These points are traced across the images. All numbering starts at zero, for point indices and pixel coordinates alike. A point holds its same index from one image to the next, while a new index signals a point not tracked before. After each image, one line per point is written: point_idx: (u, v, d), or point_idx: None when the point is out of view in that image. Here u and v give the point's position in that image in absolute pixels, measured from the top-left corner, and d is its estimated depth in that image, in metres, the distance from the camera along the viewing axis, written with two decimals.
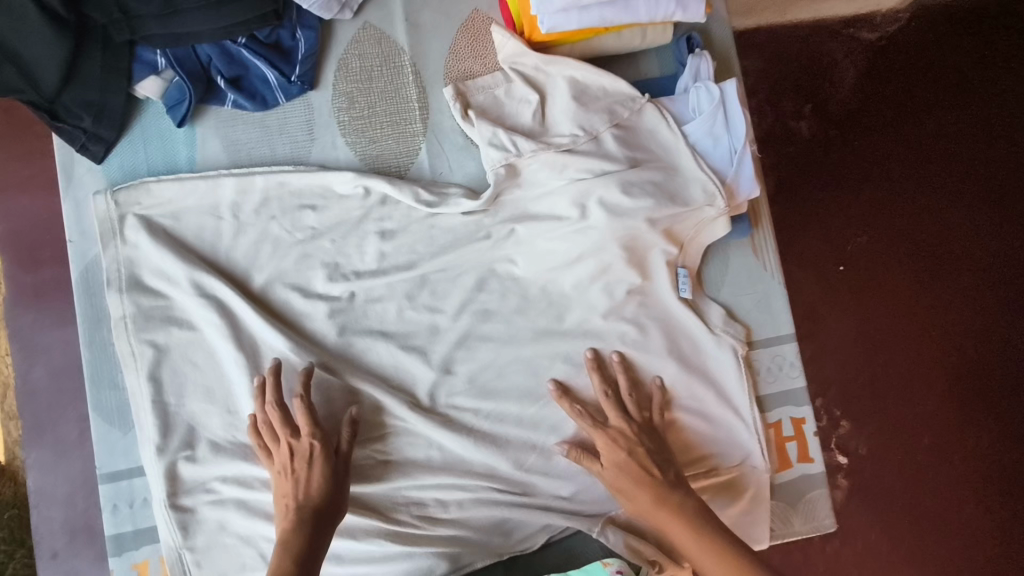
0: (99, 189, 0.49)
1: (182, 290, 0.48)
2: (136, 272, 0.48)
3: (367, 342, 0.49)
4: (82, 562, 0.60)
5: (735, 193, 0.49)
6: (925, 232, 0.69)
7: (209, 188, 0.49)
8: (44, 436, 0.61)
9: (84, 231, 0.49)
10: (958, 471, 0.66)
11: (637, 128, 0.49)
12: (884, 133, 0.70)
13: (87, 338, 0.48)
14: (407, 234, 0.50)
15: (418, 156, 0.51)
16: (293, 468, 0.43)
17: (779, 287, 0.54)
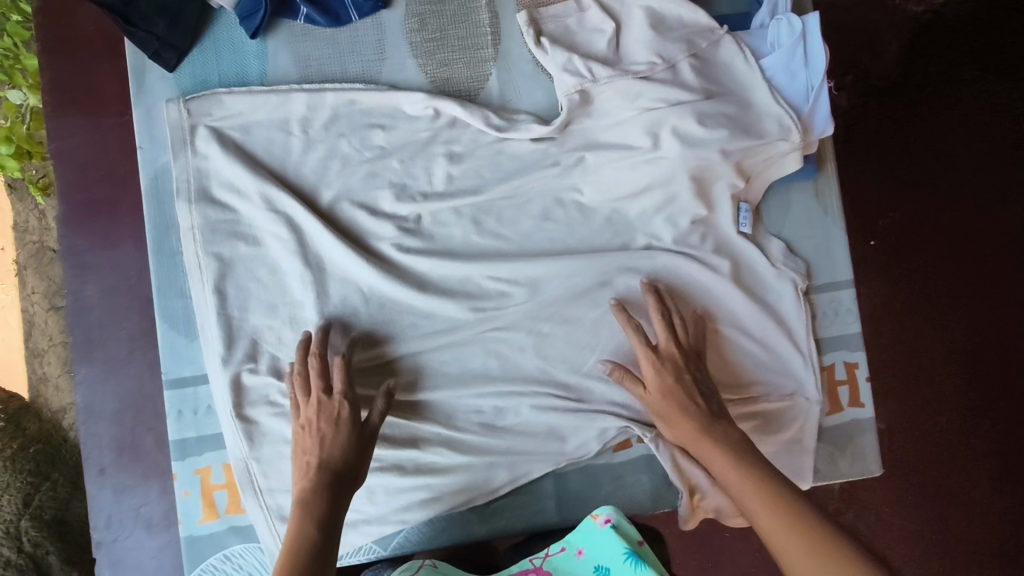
0: (171, 97, 0.49)
1: (250, 202, 0.48)
2: (205, 183, 0.48)
3: (432, 265, 0.49)
4: (129, 475, 0.62)
5: (809, 129, 0.49)
6: (955, 214, 0.79)
7: (280, 102, 0.49)
8: (95, 352, 0.62)
9: (154, 139, 0.49)
10: (965, 440, 0.77)
11: (714, 60, 0.48)
12: (921, 115, 0.79)
13: (155, 246, 0.48)
14: (475, 158, 0.50)
15: (488, 81, 0.51)
16: (318, 425, 0.43)
17: (839, 231, 0.53)
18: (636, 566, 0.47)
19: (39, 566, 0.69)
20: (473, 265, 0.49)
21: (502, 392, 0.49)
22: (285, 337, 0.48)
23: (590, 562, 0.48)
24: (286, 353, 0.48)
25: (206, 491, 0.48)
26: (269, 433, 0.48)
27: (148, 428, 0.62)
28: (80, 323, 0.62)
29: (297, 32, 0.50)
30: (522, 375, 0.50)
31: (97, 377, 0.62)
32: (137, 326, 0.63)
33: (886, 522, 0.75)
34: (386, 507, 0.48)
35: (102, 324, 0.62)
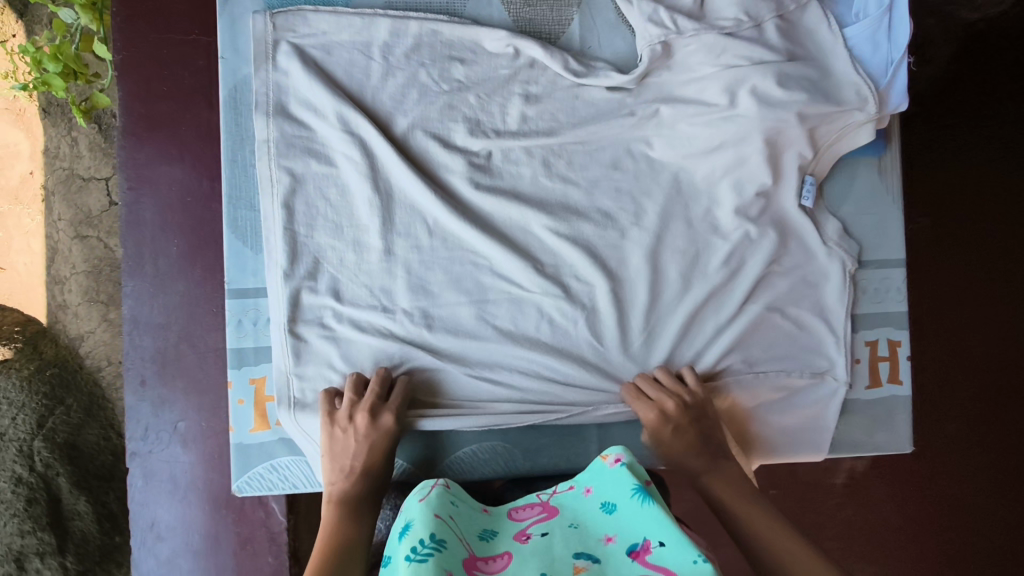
0: (257, 10, 0.49)
1: (326, 121, 0.48)
2: (283, 98, 0.48)
3: (501, 202, 0.49)
4: (167, 390, 0.63)
5: (885, 102, 0.49)
6: (992, 221, 0.79)
7: (364, 26, 0.49)
8: (146, 266, 0.63)
9: (237, 50, 0.49)
10: (974, 450, 0.78)
11: (798, 24, 0.49)
12: (967, 117, 0.80)
13: (230, 155, 0.49)
14: (551, 101, 0.50)
15: (570, 26, 0.51)
16: (363, 441, 0.45)
17: (898, 210, 0.54)
18: (642, 502, 0.37)
19: (49, 485, 0.78)
20: (539, 207, 0.49)
21: (555, 336, 0.49)
22: (348, 256, 0.48)
23: (597, 499, 0.39)
24: (345, 273, 0.48)
25: (258, 401, 0.49)
26: (318, 351, 0.48)
27: (192, 346, 0.63)
28: (133, 235, 0.63)
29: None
30: (576, 322, 0.49)
31: (147, 291, 0.63)
32: (188, 244, 0.64)
33: (883, 525, 0.78)
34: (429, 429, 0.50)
35: (155, 239, 0.63)
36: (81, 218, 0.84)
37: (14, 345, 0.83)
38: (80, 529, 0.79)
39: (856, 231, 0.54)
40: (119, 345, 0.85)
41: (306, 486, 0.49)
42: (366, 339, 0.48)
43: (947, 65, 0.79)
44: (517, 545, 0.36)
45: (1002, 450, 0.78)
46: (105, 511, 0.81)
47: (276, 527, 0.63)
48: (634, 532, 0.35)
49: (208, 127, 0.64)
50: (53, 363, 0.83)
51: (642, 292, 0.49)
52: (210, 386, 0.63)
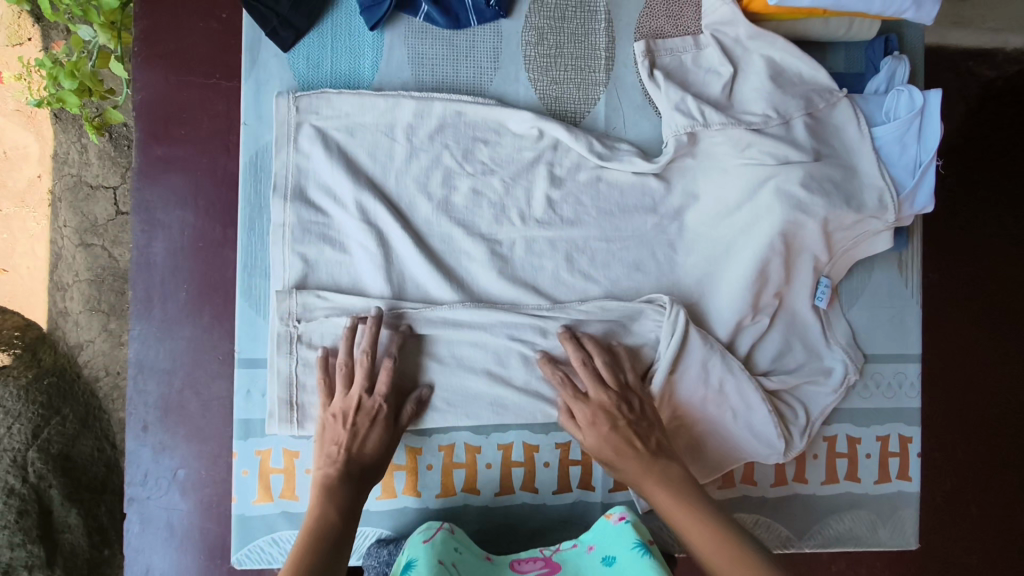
0: (282, 90, 0.49)
1: (345, 209, 0.47)
2: (302, 182, 0.48)
3: (518, 296, 0.49)
4: (168, 436, 0.63)
5: (905, 207, 0.49)
6: (1001, 284, 0.78)
7: (387, 108, 0.49)
8: (154, 310, 0.63)
9: (261, 116, 0.49)
10: (972, 520, 0.76)
11: (827, 121, 0.49)
12: (983, 179, 0.79)
13: (249, 225, 0.48)
14: (573, 182, 0.50)
15: (596, 106, 0.51)
16: (354, 421, 0.44)
17: (916, 306, 0.54)
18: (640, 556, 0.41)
19: (41, 497, 0.74)
20: (555, 293, 0.49)
21: None
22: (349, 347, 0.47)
23: (597, 555, 0.43)
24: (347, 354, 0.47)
25: (263, 473, 0.48)
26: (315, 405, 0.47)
27: (196, 392, 0.63)
28: (143, 277, 0.63)
29: (413, 31, 0.50)
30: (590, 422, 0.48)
31: (153, 335, 0.63)
32: (196, 289, 0.63)
33: None
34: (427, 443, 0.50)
35: (164, 283, 0.63)
36: (87, 226, 0.82)
37: (13, 350, 0.80)
38: (70, 542, 0.76)
39: (872, 325, 0.53)
40: (119, 356, 0.83)
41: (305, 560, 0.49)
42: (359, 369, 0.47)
43: (961, 123, 0.79)
44: None
45: (999, 519, 0.76)
46: (96, 524, 0.78)
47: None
48: None
49: (223, 173, 0.64)
50: (52, 373, 0.80)
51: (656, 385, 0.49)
52: (213, 433, 0.63)
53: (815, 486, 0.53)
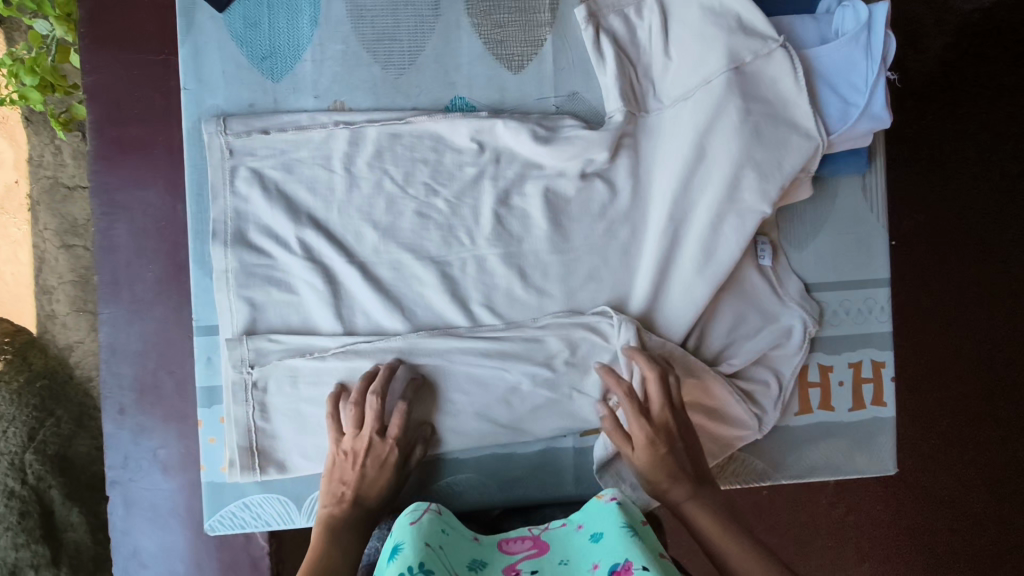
0: (207, 118, 0.48)
1: (289, 249, 0.47)
2: (242, 227, 0.47)
3: (473, 253, 0.49)
4: (146, 418, 0.63)
5: (863, 123, 0.48)
6: (980, 222, 0.79)
7: (323, 140, 0.48)
8: (121, 293, 0.62)
9: (201, 81, 0.48)
10: (969, 453, 0.80)
11: (760, 74, 0.48)
12: (966, 105, 0.78)
13: (193, 192, 0.48)
14: (518, 142, 0.49)
15: (542, 47, 0.51)
16: (362, 462, 0.45)
17: (882, 228, 0.53)
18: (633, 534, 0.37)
19: (41, 498, 0.74)
20: (508, 243, 0.49)
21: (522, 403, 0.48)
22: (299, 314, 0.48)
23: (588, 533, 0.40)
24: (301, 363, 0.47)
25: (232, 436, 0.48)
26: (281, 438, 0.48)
27: (169, 372, 0.63)
28: (108, 262, 0.62)
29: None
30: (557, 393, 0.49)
31: (123, 317, 0.62)
32: (163, 270, 0.63)
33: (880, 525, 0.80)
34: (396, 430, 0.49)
35: (131, 266, 0.63)
36: (66, 226, 0.81)
37: (3, 355, 0.78)
38: (74, 540, 0.75)
39: (837, 253, 0.53)
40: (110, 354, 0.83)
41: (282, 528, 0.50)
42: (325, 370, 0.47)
43: (942, 56, 0.78)
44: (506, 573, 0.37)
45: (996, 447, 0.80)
46: (99, 521, 0.77)
47: (257, 551, 0.63)
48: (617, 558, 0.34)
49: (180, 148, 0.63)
50: (41, 374, 0.79)
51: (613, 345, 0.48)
52: (190, 412, 0.63)
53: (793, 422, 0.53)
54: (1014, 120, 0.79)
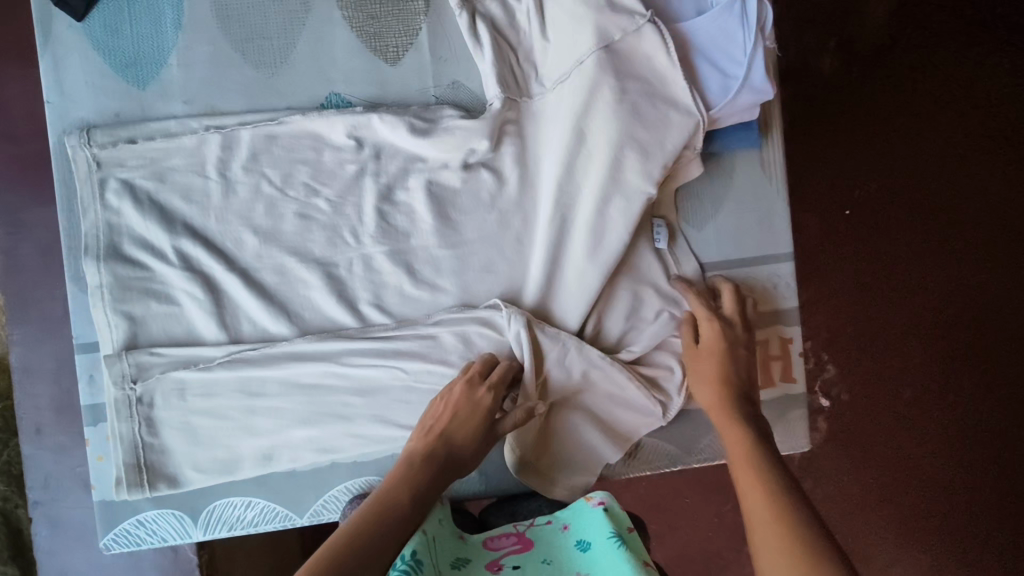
0: (66, 128, 0.69)
1: (168, 261, 0.67)
2: (117, 240, 0.67)
3: (275, 226, 0.68)
4: (56, 430, 0.73)
5: (750, 83, 0.67)
6: (907, 206, 1.21)
7: (195, 149, 0.68)
8: (30, 311, 0.73)
9: (64, 94, 0.70)
10: (929, 412, 1.20)
11: (637, 49, 0.66)
12: (919, 89, 1.21)
13: (66, 212, 0.68)
14: (386, 162, 0.70)
15: (416, 40, 0.73)
16: (458, 408, 0.63)
17: (782, 207, 0.74)
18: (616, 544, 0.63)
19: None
20: (386, 231, 0.69)
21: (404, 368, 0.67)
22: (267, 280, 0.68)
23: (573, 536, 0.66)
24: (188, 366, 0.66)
25: None
26: (170, 445, 0.67)
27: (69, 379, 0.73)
28: (15, 281, 0.73)
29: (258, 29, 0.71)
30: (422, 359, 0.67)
31: (32, 335, 0.73)
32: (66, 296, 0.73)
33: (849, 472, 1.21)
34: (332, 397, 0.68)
35: (30, 288, 0.73)
36: None
37: None
38: None
39: (743, 235, 0.73)
40: None
41: (180, 539, 0.69)
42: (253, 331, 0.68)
43: (881, 36, 1.21)
44: None
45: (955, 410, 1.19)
46: None
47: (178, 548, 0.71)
48: None
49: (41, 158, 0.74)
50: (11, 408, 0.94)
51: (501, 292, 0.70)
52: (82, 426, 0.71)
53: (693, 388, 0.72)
54: (952, 97, 1.21)
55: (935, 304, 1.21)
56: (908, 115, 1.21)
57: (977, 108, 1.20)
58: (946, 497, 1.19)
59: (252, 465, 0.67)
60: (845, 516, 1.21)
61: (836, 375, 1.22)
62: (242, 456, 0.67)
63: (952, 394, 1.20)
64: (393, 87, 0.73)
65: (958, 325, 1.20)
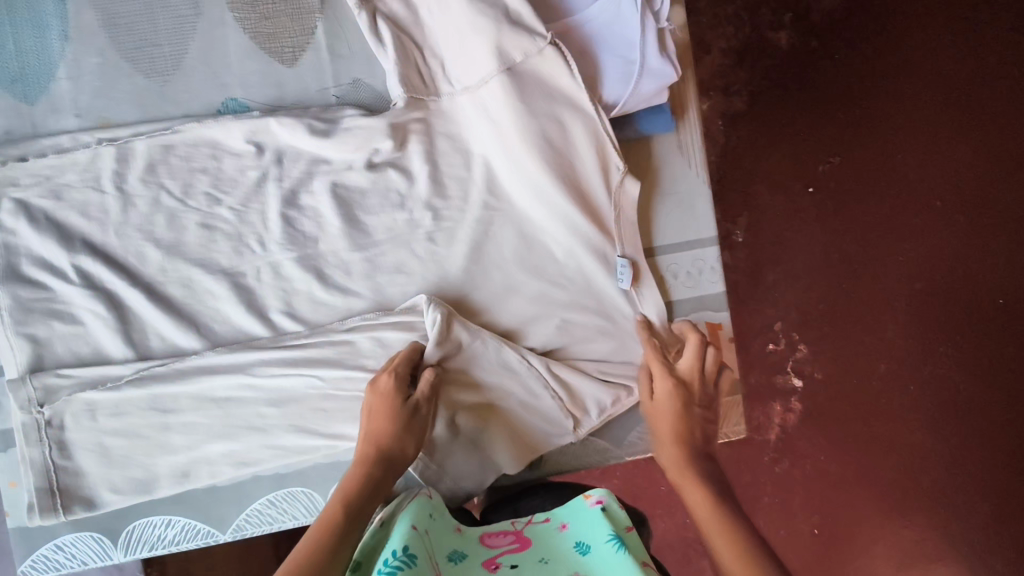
0: None
1: (68, 278, 0.84)
2: (17, 263, 0.84)
3: (188, 226, 0.87)
4: None
5: (662, 78, 0.92)
6: (879, 180, 1.36)
7: (92, 166, 0.87)
8: None
9: None
10: (900, 372, 1.32)
11: (542, 65, 0.89)
12: (876, 70, 1.37)
13: None
14: (293, 174, 0.90)
15: (307, 52, 0.95)
16: (375, 406, 0.77)
17: (702, 192, 1.00)
18: (615, 549, 0.72)
19: None
20: (287, 228, 0.88)
21: (307, 361, 0.84)
22: (181, 289, 0.86)
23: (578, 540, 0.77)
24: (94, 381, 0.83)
25: None
26: (83, 466, 0.83)
27: None
28: None
29: (147, 39, 0.92)
30: (336, 350, 0.84)
31: None
32: None
33: (837, 450, 1.31)
34: (281, 407, 0.84)
35: None
36: None
37: None
38: None
39: (679, 237, 0.99)
40: None
41: (99, 559, 0.88)
42: (159, 329, 0.85)
43: (832, 7, 1.37)
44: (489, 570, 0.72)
45: (919, 371, 1.32)
46: None
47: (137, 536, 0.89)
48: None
49: None
50: None
51: (415, 275, 0.90)
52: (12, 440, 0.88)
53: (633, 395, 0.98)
54: (918, 76, 1.37)
55: (902, 287, 1.33)
56: (861, 101, 1.36)
57: (934, 85, 1.37)
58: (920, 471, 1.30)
59: (169, 479, 0.84)
60: (838, 491, 1.31)
61: (813, 352, 1.33)
62: (155, 455, 0.84)
63: (923, 374, 1.32)
64: (291, 88, 0.95)
65: (926, 305, 1.32)
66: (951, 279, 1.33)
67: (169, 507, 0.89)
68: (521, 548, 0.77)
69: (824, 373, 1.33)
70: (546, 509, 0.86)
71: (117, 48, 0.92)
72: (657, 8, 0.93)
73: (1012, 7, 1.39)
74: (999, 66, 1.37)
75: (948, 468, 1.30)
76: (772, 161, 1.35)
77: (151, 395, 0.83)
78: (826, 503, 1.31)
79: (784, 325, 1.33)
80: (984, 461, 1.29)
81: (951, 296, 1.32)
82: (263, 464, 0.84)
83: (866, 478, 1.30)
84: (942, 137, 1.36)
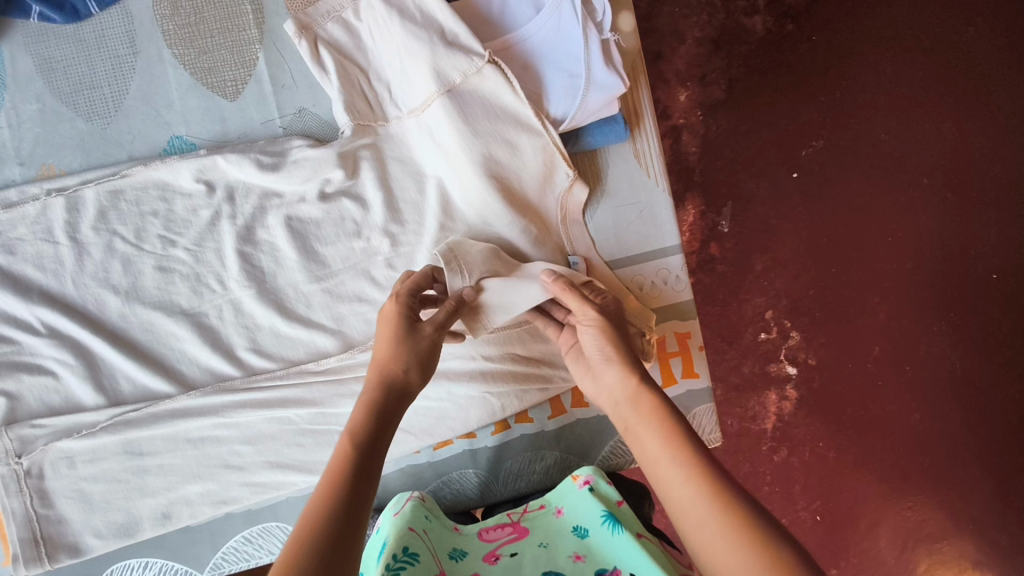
0: None
1: (36, 331, 0.89)
2: None
3: (157, 295, 0.92)
4: None
5: (614, 90, 0.91)
6: (856, 178, 1.59)
7: (47, 220, 0.91)
8: None
9: None
10: (926, 357, 1.57)
11: (478, 82, 0.90)
12: (851, 18, 1.61)
13: None
14: (199, 216, 0.94)
15: (249, 85, 0.98)
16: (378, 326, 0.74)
17: (662, 198, 1.01)
18: (608, 529, 0.77)
19: None
20: (241, 263, 0.93)
21: (266, 396, 0.90)
22: (140, 327, 0.91)
23: (567, 521, 0.83)
24: (79, 434, 0.88)
25: None
26: (64, 513, 0.89)
27: None
28: None
29: (86, 81, 0.95)
30: (279, 377, 0.92)
31: None
32: None
33: (815, 427, 1.56)
34: (237, 424, 0.91)
35: None
36: None
37: None
38: None
39: (626, 243, 1.01)
40: None
41: None
42: (98, 365, 0.90)
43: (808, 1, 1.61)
44: (494, 563, 0.78)
45: (947, 357, 1.57)
46: None
47: (199, 541, 0.95)
48: (607, 564, 0.73)
49: None
50: None
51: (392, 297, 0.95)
52: None
53: (579, 406, 1.00)
54: (888, 28, 1.61)
55: (890, 275, 1.58)
56: (830, 131, 1.59)
57: (902, 35, 1.61)
58: (906, 446, 1.56)
59: (151, 521, 0.90)
60: (824, 459, 1.56)
61: (802, 342, 1.57)
62: (130, 490, 0.89)
63: (920, 353, 1.57)
64: (234, 121, 0.97)
65: (911, 289, 1.58)
66: (972, 271, 1.58)
67: (147, 550, 0.93)
68: (520, 536, 0.83)
69: (811, 359, 1.57)
70: (541, 497, 0.93)
71: (53, 93, 0.94)
72: (599, 19, 0.91)
73: (978, 34, 1.62)
74: (958, 79, 1.61)
75: (950, 439, 1.56)
76: (758, 160, 1.58)
77: (96, 439, 0.88)
78: (810, 477, 1.55)
79: (772, 313, 1.56)
80: (971, 419, 1.56)
81: (955, 281, 1.58)
82: (241, 502, 0.91)
83: (898, 447, 1.56)
84: (918, 99, 1.60)
